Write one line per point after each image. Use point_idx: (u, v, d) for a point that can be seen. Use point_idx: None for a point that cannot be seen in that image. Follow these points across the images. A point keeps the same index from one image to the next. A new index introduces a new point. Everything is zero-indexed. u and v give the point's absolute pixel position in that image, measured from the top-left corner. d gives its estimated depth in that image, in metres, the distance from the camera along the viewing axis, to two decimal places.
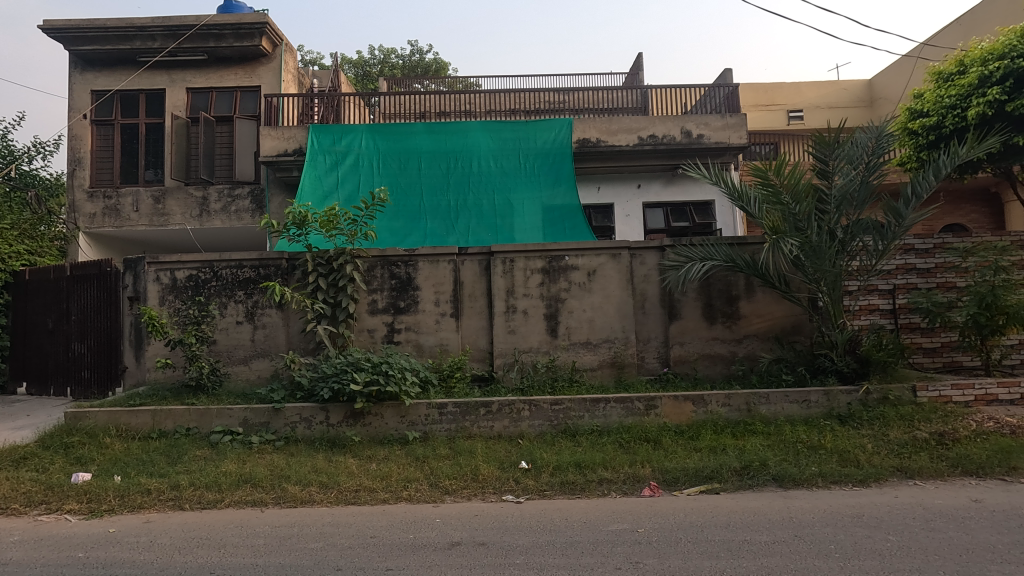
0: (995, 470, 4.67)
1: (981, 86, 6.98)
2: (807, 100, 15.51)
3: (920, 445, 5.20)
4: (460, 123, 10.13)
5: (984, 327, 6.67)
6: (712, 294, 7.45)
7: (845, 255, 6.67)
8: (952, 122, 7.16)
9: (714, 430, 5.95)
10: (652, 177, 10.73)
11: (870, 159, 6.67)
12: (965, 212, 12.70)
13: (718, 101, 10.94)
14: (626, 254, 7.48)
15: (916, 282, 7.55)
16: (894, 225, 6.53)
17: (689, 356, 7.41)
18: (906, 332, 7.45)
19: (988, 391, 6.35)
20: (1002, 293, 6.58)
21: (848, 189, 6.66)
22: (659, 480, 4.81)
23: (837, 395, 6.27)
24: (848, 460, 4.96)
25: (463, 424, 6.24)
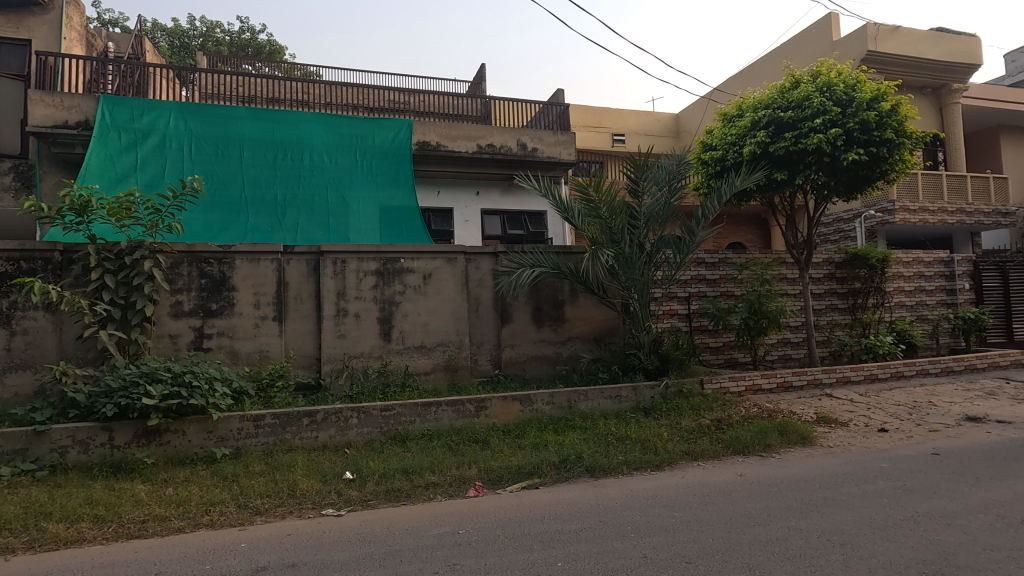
0: (756, 448, 5.63)
1: (753, 129, 8.12)
2: (627, 126, 17.28)
3: (703, 430, 6.07)
4: (290, 112, 9.39)
5: (753, 329, 8.04)
6: (540, 299, 7.90)
7: (652, 266, 7.54)
8: (732, 157, 8.27)
9: (538, 427, 6.30)
10: (490, 185, 11.06)
11: (672, 182, 7.64)
12: (744, 233, 15.23)
13: (551, 118, 11.68)
14: (461, 259, 7.60)
15: (705, 291, 8.83)
16: (688, 240, 7.54)
17: (519, 358, 7.76)
18: (698, 333, 8.67)
19: (754, 383, 7.67)
20: (766, 300, 8.01)
21: (654, 208, 7.57)
22: (484, 480, 4.95)
23: (642, 390, 7.05)
24: (648, 448, 5.60)
25: (282, 437, 5.77)
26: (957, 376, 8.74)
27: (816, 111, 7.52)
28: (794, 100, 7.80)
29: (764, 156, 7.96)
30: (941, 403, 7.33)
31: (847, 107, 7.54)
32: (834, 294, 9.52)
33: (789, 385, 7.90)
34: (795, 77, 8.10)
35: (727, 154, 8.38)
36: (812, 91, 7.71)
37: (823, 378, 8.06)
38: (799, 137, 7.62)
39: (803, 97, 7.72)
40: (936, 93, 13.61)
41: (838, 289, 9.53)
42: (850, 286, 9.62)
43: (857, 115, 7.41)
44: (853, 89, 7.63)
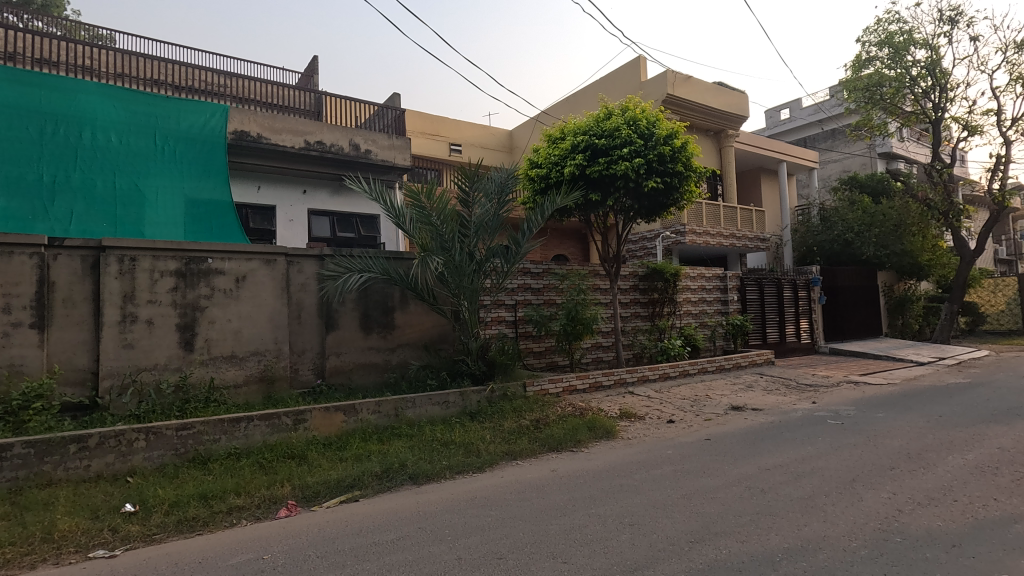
0: (568, 444, 6.11)
1: (573, 152, 8.90)
2: (464, 137, 17.70)
3: (523, 430, 6.44)
4: (65, 78, 7.80)
5: (571, 334, 8.79)
6: (369, 306, 7.68)
7: (481, 274, 7.79)
8: (555, 176, 8.96)
9: (362, 437, 6.09)
10: (318, 184, 10.47)
11: (501, 195, 8.03)
12: (567, 246, 16.54)
13: (387, 122, 11.49)
14: (282, 261, 7.05)
15: (530, 299, 9.39)
16: (514, 250, 7.95)
17: (344, 366, 7.43)
18: (523, 339, 9.17)
19: (570, 384, 8.39)
20: (581, 308, 8.81)
21: (483, 218, 7.87)
22: (299, 498, 4.63)
23: (469, 395, 7.25)
24: (471, 450, 5.76)
25: (38, 469, 4.76)
26: (727, 372, 10.52)
27: (623, 141, 8.51)
28: (607, 129, 8.73)
29: (581, 177, 8.77)
30: (714, 395, 8.76)
31: (648, 141, 8.63)
32: (637, 303, 10.82)
33: (600, 385, 8.77)
34: (608, 109, 9.07)
35: (551, 173, 9.06)
36: (621, 123, 8.69)
37: (627, 377, 9.10)
38: (610, 162, 8.55)
39: (614, 128, 8.67)
40: (717, 136, 16.26)
41: (640, 299, 10.86)
42: (650, 296, 11.01)
43: (655, 148, 8.53)
44: (653, 125, 8.77)
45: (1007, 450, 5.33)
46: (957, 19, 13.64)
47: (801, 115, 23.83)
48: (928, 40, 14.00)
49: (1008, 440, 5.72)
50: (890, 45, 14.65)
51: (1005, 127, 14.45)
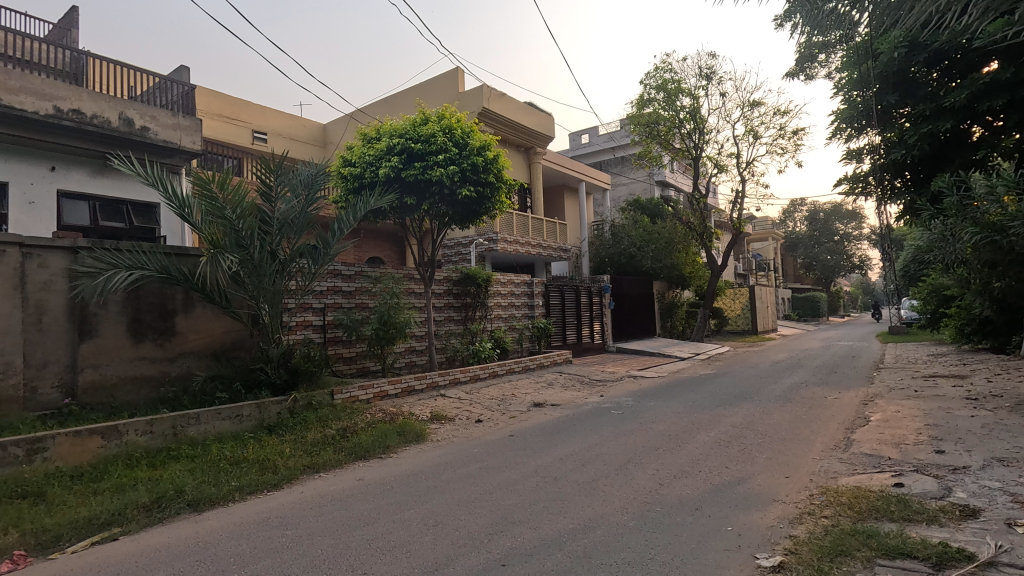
0: (376, 451, 5.96)
1: (389, 153, 8.77)
2: (270, 126, 16.21)
3: (328, 441, 6.10)
4: None
5: (383, 339, 8.62)
6: (141, 309, 6.57)
7: (284, 275, 7.21)
8: (369, 176, 8.73)
9: (128, 463, 5.18)
10: (73, 162, 8.65)
11: (309, 191, 7.57)
12: (382, 249, 16.19)
13: (172, 98, 9.99)
14: (14, 252, 5.65)
15: (340, 302, 8.97)
16: (323, 251, 7.53)
17: (105, 381, 6.24)
18: (331, 344, 8.72)
19: (381, 390, 8.25)
20: (394, 312, 8.70)
21: (288, 215, 7.32)
22: (31, 545, 3.74)
23: (266, 407, 6.66)
24: (267, 467, 5.28)
25: None
26: (531, 372, 11.34)
27: (439, 148, 8.65)
28: (423, 135, 8.79)
29: (397, 180, 8.67)
30: (519, 394, 9.35)
31: (463, 150, 8.90)
32: (451, 307, 11.04)
33: (411, 389, 8.75)
34: (425, 115, 9.15)
35: (365, 173, 8.79)
36: (437, 130, 8.82)
37: (439, 381, 9.23)
38: (425, 168, 8.60)
39: (430, 134, 8.75)
40: (527, 153, 17.46)
41: (454, 303, 11.12)
42: (464, 300, 11.32)
43: (469, 158, 8.83)
44: (467, 135, 9.06)
45: (737, 427, 6.67)
46: (711, 76, 16.67)
47: (599, 141, 26.86)
48: (691, 90, 16.88)
49: (737, 418, 7.17)
50: (664, 90, 17.32)
51: (741, 169, 18.08)
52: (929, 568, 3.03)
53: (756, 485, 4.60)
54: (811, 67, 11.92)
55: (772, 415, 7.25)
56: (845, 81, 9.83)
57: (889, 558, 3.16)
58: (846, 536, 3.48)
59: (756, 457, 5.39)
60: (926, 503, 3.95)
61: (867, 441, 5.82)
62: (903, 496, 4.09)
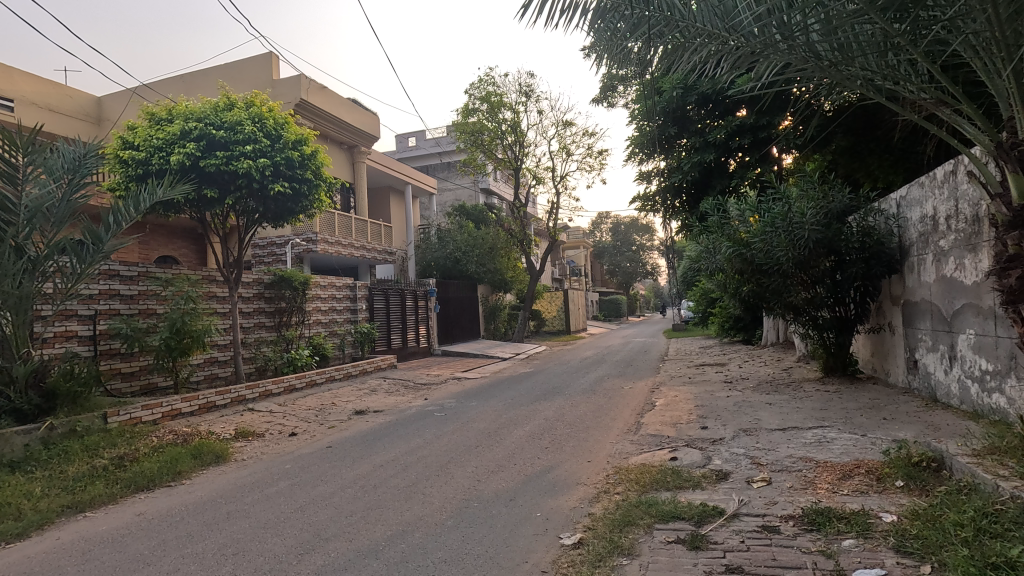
0: (163, 479, 5.17)
1: (183, 138, 7.72)
2: (19, 91, 13.02)
3: (98, 473, 5.13)
4: None
5: (175, 350, 7.52)
6: None
7: (35, 276, 5.90)
8: (157, 162, 7.57)
9: None
10: None
11: (73, 176, 6.33)
12: (176, 247, 14.15)
13: None
14: None
15: (118, 308, 7.62)
16: (92, 248, 6.31)
17: None
18: (105, 358, 7.38)
19: (173, 408, 7.24)
20: (191, 319, 7.66)
21: (43, 202, 6.03)
22: None
23: (8, 439, 5.37)
24: (6, 513, 4.25)
25: None
26: (353, 378, 10.90)
27: (247, 137, 7.87)
28: (228, 121, 7.92)
29: (194, 169, 7.67)
30: (339, 402, 8.93)
31: (276, 142, 8.21)
32: (261, 312, 10.10)
33: (211, 405, 7.81)
34: (230, 100, 8.26)
35: (151, 159, 7.60)
36: (244, 117, 8.03)
37: (246, 394, 8.38)
38: (230, 158, 7.74)
39: (237, 121, 7.93)
40: (351, 151, 16.79)
41: (265, 308, 10.19)
42: (277, 305, 10.43)
43: (283, 151, 8.17)
44: (282, 127, 8.40)
45: (549, 420, 7.22)
46: (530, 94, 17.83)
47: (426, 145, 26.94)
48: (512, 105, 17.86)
49: (549, 412, 7.76)
50: (488, 102, 18.09)
51: (556, 182, 19.62)
52: (692, 525, 3.64)
53: (563, 472, 5.03)
54: (612, 96, 13.45)
55: (579, 406, 8.01)
56: (637, 112, 11.32)
57: (664, 522, 3.71)
58: (634, 507, 3.99)
59: (564, 446, 5.89)
60: (693, 471, 4.73)
61: (653, 424, 6.75)
62: (676, 468, 4.84)
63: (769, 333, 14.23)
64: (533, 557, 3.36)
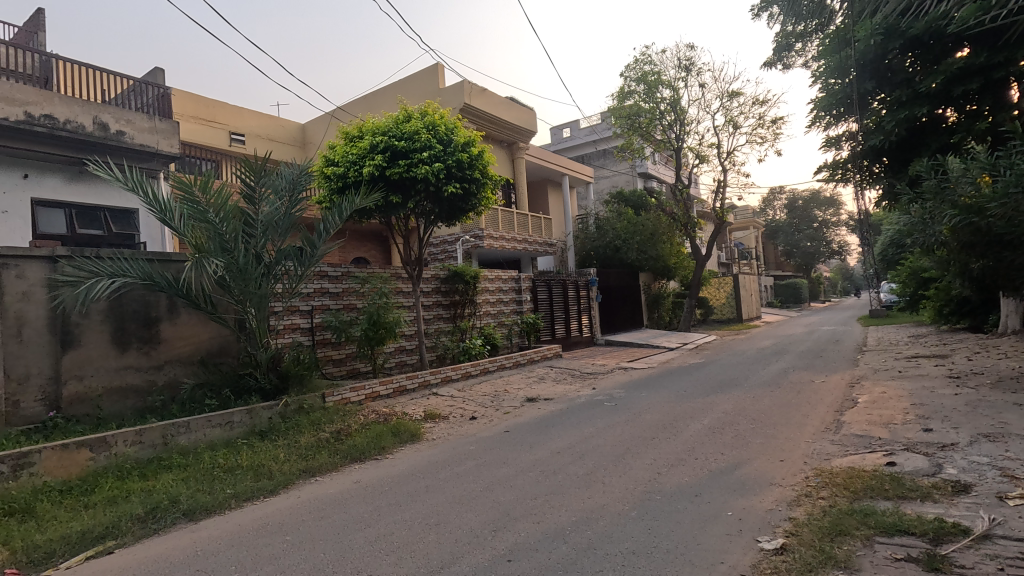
0: (372, 452, 5.91)
1: (372, 152, 8.67)
2: (248, 127, 15.90)
3: (323, 444, 6.05)
4: None
5: (372, 340, 8.56)
6: (124, 317, 6.46)
7: (270, 279, 7.13)
8: (353, 175, 8.61)
9: (118, 476, 5.07)
10: (48, 170, 8.47)
11: (293, 193, 7.48)
12: (367, 249, 16.06)
13: (146, 99, 9.77)
14: None
15: (328, 304, 8.88)
16: (309, 253, 7.43)
17: (90, 392, 6.11)
18: (321, 347, 8.65)
19: (374, 390, 8.22)
20: (383, 312, 8.64)
21: (273, 217, 7.23)
22: (23, 564, 3.67)
23: (258, 412, 6.58)
24: (262, 473, 5.22)
25: None
26: (522, 367, 11.35)
27: (423, 145, 8.57)
28: (406, 132, 8.68)
29: (381, 178, 8.57)
30: (511, 389, 9.36)
31: (447, 147, 8.83)
32: (439, 305, 10.99)
33: (403, 388, 8.72)
34: (407, 112, 9.06)
35: (348, 172, 8.68)
36: (420, 126, 8.73)
37: (431, 379, 9.22)
38: (410, 165, 8.51)
39: (414, 131, 8.66)
40: (510, 148, 17.43)
41: (442, 301, 11.06)
42: (452, 298, 11.27)
43: (453, 155, 8.76)
44: (452, 131, 8.99)
45: (728, 414, 6.76)
46: (690, 67, 16.76)
47: (580, 134, 26.94)
48: (671, 82, 16.96)
49: (729, 405, 7.25)
50: (644, 82, 17.42)
51: (723, 158, 18.21)
52: (926, 543, 3.10)
53: (752, 470, 4.65)
54: (788, 56, 12.04)
55: (762, 401, 7.36)
56: (822, 69, 10.00)
57: (888, 535, 3.22)
58: (847, 515, 3.53)
59: (749, 442, 5.46)
60: (919, 480, 4.04)
61: (857, 423, 5.93)
62: (895, 474, 4.19)
63: (1008, 318, 11.64)
64: (729, 558, 3.15)
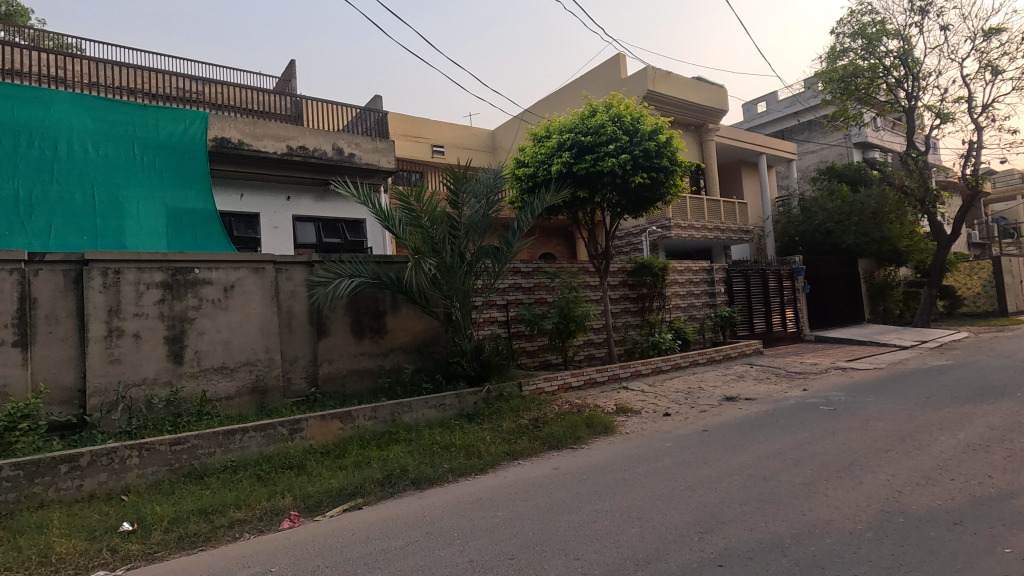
0: (568, 441, 6.12)
1: (559, 150, 8.90)
2: (446, 138, 17.59)
3: (523, 430, 6.44)
4: (41, 91, 7.65)
5: (563, 332, 8.82)
6: (360, 310, 7.63)
7: (472, 275, 7.79)
8: (542, 174, 8.95)
9: (361, 444, 6.05)
10: (303, 191, 10.38)
11: (489, 195, 8.03)
12: (554, 244, 16.60)
13: (369, 124, 11.42)
14: (270, 269, 6.97)
15: (521, 298, 9.39)
16: (505, 251, 7.96)
17: (337, 373, 7.37)
18: (516, 338, 9.19)
19: (566, 381, 8.47)
20: (573, 306, 8.84)
21: (473, 219, 7.87)
22: (301, 508, 4.59)
23: (465, 397, 7.26)
24: (472, 452, 5.74)
25: (30, 492, 4.65)
26: (718, 363, 10.66)
27: (609, 137, 8.53)
28: (592, 127, 8.73)
29: (569, 174, 8.76)
30: (707, 387, 8.85)
31: (634, 136, 8.66)
32: (627, 298, 10.87)
33: (594, 381, 8.84)
34: (593, 106, 9.10)
35: (538, 172, 9.04)
36: (606, 119, 8.70)
37: (621, 373, 9.18)
38: (598, 159, 8.54)
39: (599, 124, 8.66)
40: (698, 130, 16.47)
41: (630, 294, 10.92)
42: (640, 291, 11.06)
43: (641, 144, 8.56)
44: (638, 121, 8.80)
45: (996, 428, 5.48)
46: (927, 9, 13.91)
47: (778, 107, 24.28)
48: (900, 31, 14.29)
49: (995, 418, 5.88)
50: (863, 36, 14.93)
51: (976, 114, 14.78)
52: None
53: None
54: None
55: None
56: None
57: None
58: None
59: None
60: None
61: None
62: None
63: None
64: None
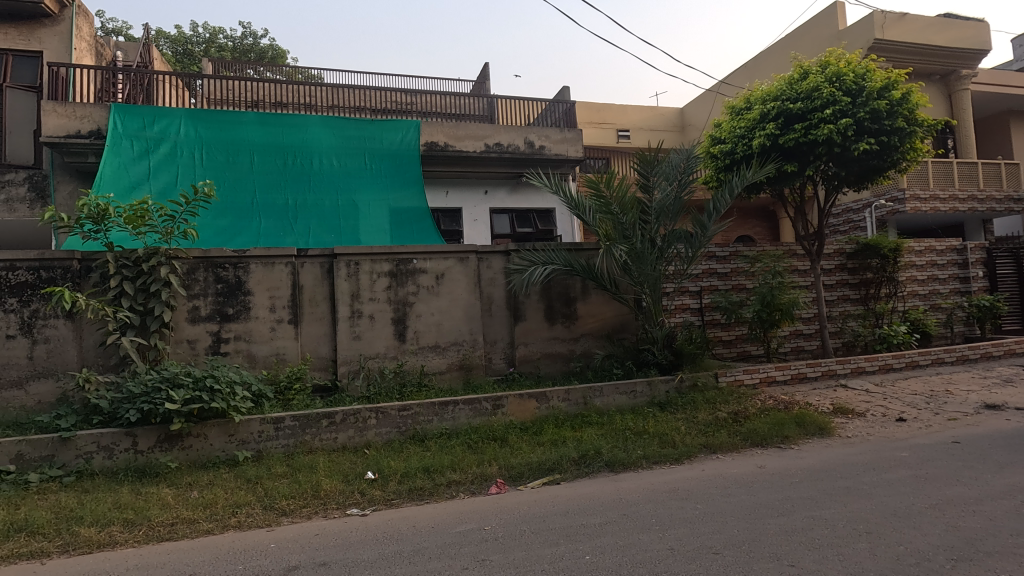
0: (774, 439, 5.63)
1: (762, 121, 8.09)
2: (632, 122, 17.23)
3: (721, 423, 6.10)
4: (299, 117, 9.44)
5: (766, 321, 8.08)
6: (552, 297, 7.96)
7: (663, 261, 7.56)
8: (741, 149, 8.25)
9: (556, 423, 6.36)
10: (498, 185, 11.12)
11: (682, 177, 7.68)
12: (752, 226, 15.26)
13: (557, 116, 11.74)
14: (473, 258, 7.66)
15: (716, 284, 8.83)
16: (699, 235, 7.55)
17: (532, 355, 7.82)
18: (710, 327, 8.70)
19: (769, 375, 7.76)
20: (778, 293, 8.03)
21: (665, 203, 7.61)
22: (505, 477, 5.01)
23: (657, 385, 7.11)
24: (666, 441, 5.63)
25: (302, 438, 5.85)
26: (973, 364, 8.72)
27: (825, 101, 7.50)
28: (803, 91, 7.77)
29: (774, 147, 7.93)
30: (957, 391, 7.33)
31: (858, 97, 7.51)
32: (845, 284, 9.50)
33: (804, 376, 7.94)
34: (803, 68, 8.08)
35: (736, 148, 8.36)
36: (820, 81, 7.67)
37: (838, 369, 8.08)
38: (810, 127, 7.58)
39: (813, 88, 7.67)
40: (944, 79, 13.54)
41: (850, 280, 9.51)
42: (862, 276, 9.59)
43: (866, 105, 7.37)
44: (862, 78, 7.58)
45: None
46: None
47: None
48: None
49: None
50: None
51: None
52: None
53: None
54: None
55: None
56: None
57: None
58: None
59: None
60: None
61: None
62: None
63: None
64: None
